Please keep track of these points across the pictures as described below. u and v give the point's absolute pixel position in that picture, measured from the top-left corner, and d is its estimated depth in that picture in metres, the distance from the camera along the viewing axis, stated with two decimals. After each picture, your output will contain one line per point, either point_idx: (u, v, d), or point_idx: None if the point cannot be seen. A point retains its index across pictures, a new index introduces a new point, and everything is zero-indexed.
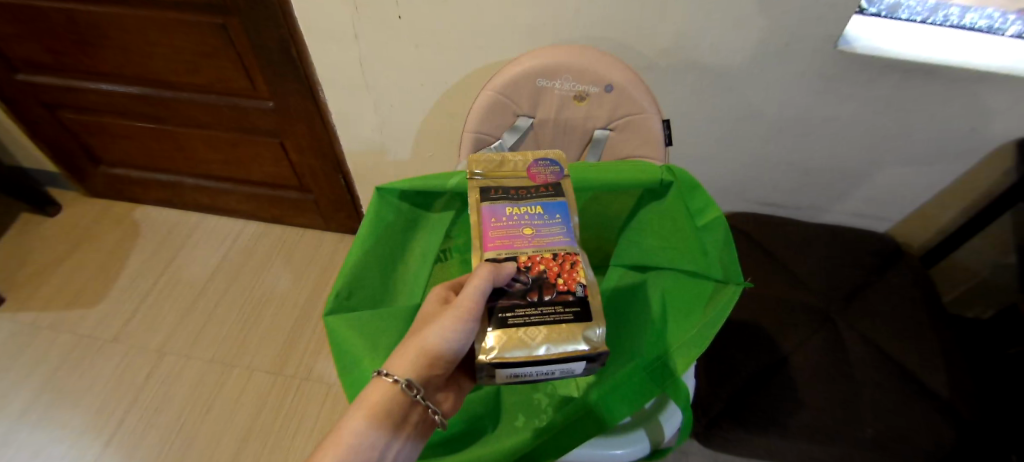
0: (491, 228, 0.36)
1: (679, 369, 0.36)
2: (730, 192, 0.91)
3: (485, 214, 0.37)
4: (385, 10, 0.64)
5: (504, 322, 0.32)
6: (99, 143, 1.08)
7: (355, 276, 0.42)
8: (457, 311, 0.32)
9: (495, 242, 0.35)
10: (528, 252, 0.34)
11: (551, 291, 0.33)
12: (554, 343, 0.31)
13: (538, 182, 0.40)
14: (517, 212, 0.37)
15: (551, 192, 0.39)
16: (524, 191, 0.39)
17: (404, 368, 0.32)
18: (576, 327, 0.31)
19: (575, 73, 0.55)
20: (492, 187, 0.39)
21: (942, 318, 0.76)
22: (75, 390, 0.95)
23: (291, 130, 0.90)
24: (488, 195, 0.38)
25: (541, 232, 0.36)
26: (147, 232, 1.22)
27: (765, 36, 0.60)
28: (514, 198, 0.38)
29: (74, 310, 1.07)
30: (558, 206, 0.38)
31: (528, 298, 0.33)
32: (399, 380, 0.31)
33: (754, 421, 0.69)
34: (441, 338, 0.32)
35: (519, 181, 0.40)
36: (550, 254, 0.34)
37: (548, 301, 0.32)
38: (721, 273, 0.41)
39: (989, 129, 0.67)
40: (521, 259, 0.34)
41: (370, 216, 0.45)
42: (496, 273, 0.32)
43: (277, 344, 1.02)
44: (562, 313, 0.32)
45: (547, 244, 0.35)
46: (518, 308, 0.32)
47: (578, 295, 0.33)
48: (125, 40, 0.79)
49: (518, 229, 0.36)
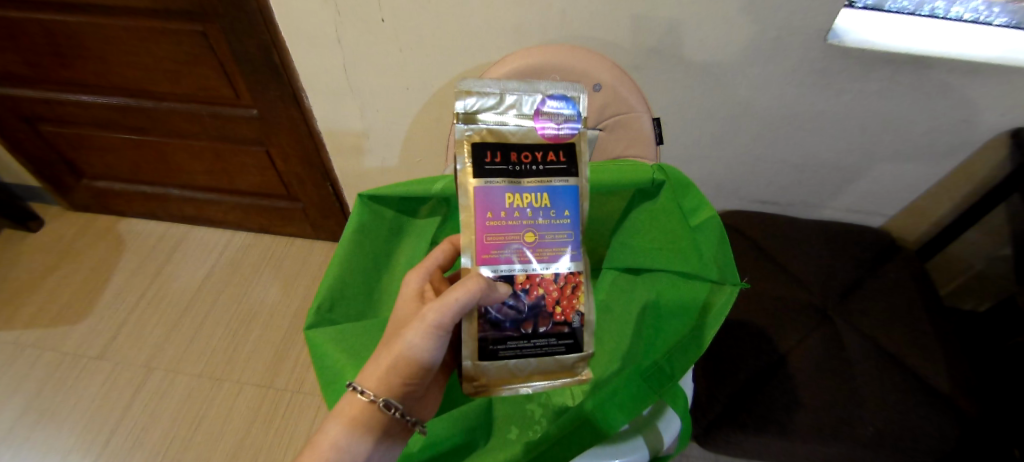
0: (488, 227, 0.33)
1: (676, 375, 0.37)
2: (723, 190, 0.90)
3: (482, 205, 0.33)
4: (368, 13, 0.62)
5: (496, 352, 0.35)
6: (80, 156, 1.06)
7: (336, 287, 0.41)
8: (433, 320, 0.32)
9: (490, 249, 0.33)
10: (529, 270, 0.34)
11: (546, 323, 0.35)
12: (540, 372, 0.37)
13: (545, 136, 0.34)
14: (520, 204, 0.33)
15: (560, 169, 0.33)
16: (530, 165, 0.33)
17: (380, 385, 0.32)
18: (564, 356, 0.36)
19: (563, 72, 0.54)
20: (491, 156, 0.33)
21: (939, 312, 0.75)
22: (60, 410, 0.92)
23: (277, 138, 0.88)
24: (485, 171, 0.32)
25: (544, 235, 0.34)
26: (132, 245, 1.20)
27: (753, 31, 0.59)
28: (517, 177, 0.33)
29: (59, 328, 1.05)
30: (566, 195, 0.34)
31: (523, 330, 0.35)
32: (378, 399, 0.32)
33: (754, 424, 0.68)
34: (416, 345, 0.32)
35: (521, 131, 0.34)
36: (550, 275, 0.34)
37: (542, 332, 0.35)
38: (716, 273, 0.40)
39: (981, 122, 0.66)
40: (518, 279, 0.33)
41: (352, 223, 0.43)
42: (486, 291, 0.31)
43: (268, 356, 1.00)
44: (553, 345, 0.36)
45: (547, 258, 0.34)
46: (512, 339, 0.35)
47: (573, 325, 0.36)
48: (104, 50, 0.77)
49: (518, 230, 0.33)
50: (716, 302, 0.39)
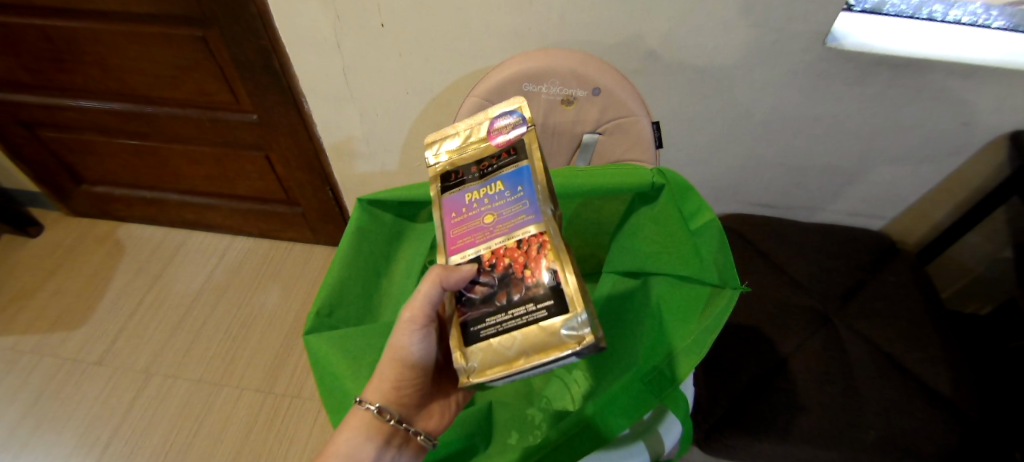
0: (452, 225, 0.33)
1: (678, 379, 0.36)
2: (722, 193, 0.90)
3: (445, 209, 0.34)
4: (368, 19, 0.63)
5: (476, 335, 0.28)
6: (80, 161, 1.06)
7: (335, 292, 0.41)
8: (411, 325, 0.33)
9: (456, 241, 0.32)
10: (492, 246, 0.30)
11: (519, 287, 0.28)
12: (534, 349, 0.25)
13: (498, 145, 0.35)
14: (478, 197, 0.33)
15: (511, 158, 0.34)
16: (485, 166, 0.35)
17: (377, 393, 0.34)
18: (552, 322, 0.26)
19: (561, 77, 0.54)
20: (450, 170, 0.36)
21: (940, 314, 0.74)
22: (59, 416, 0.92)
23: (276, 143, 0.88)
24: (447, 182, 0.35)
25: (503, 214, 0.31)
26: (131, 251, 1.20)
27: (751, 35, 0.59)
28: (474, 178, 0.35)
29: (57, 334, 1.04)
30: (520, 175, 0.33)
31: (496, 303, 0.28)
32: (369, 405, 0.34)
33: (755, 428, 0.67)
34: (402, 350, 0.34)
35: (479, 151, 0.36)
36: (513, 242, 0.29)
37: (518, 301, 0.28)
38: (717, 277, 0.40)
39: (980, 124, 0.66)
40: (484, 258, 0.31)
41: (351, 229, 0.44)
42: (445, 275, 0.30)
43: (268, 361, 1.00)
44: (535, 311, 0.27)
45: (508, 229, 0.30)
46: (489, 317, 0.28)
47: (551, 284, 0.27)
48: (104, 56, 0.78)
49: (479, 219, 0.32)
50: (718, 305, 0.39)
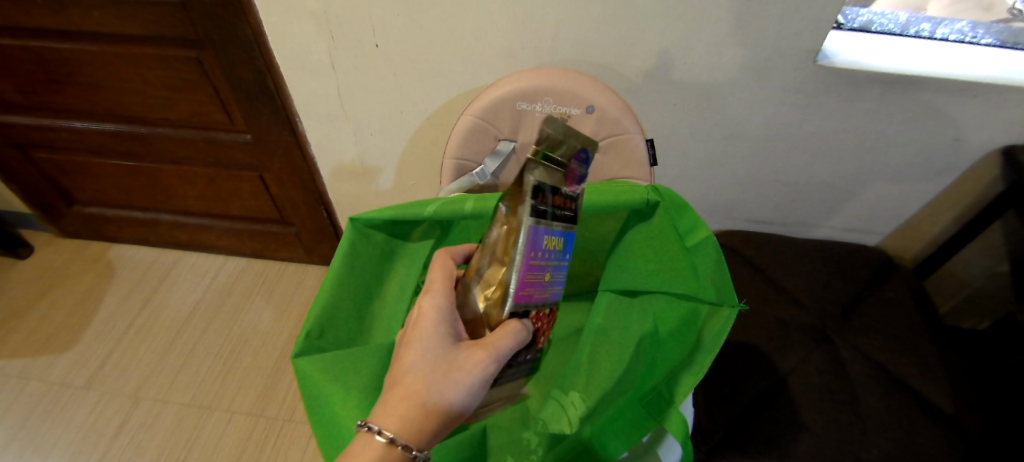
0: (528, 268, 0.31)
1: (676, 400, 0.38)
2: (717, 210, 0.90)
3: (529, 243, 0.30)
4: (362, 39, 0.63)
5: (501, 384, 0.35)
6: (73, 182, 1.05)
7: (326, 312, 0.39)
8: (483, 368, 0.31)
9: (525, 289, 0.31)
10: (539, 307, 0.34)
11: (535, 349, 0.37)
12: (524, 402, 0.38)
13: (569, 188, 0.34)
14: (551, 246, 0.32)
15: (573, 216, 0.35)
16: (560, 209, 0.33)
17: (420, 437, 0.31)
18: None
19: (554, 96, 0.54)
20: (541, 195, 0.31)
21: (939, 330, 0.74)
22: (43, 442, 0.89)
23: (270, 163, 0.88)
24: (536, 209, 0.30)
25: (553, 277, 0.34)
26: (122, 272, 1.18)
27: (742, 53, 0.59)
28: (553, 219, 0.32)
29: (46, 357, 1.02)
30: (570, 241, 0.36)
31: (521, 359, 0.35)
32: (420, 453, 0.31)
33: (757, 449, 0.64)
34: (459, 390, 0.31)
35: (557, 181, 0.33)
36: (547, 311, 0.36)
37: (531, 359, 0.37)
38: (715, 295, 0.42)
39: (972, 140, 0.67)
40: (534, 315, 0.34)
41: (342, 248, 0.42)
42: (523, 335, 0.32)
43: (258, 383, 0.98)
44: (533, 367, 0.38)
45: (552, 297, 0.35)
46: (512, 369, 0.35)
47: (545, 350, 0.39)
48: (99, 77, 0.78)
49: (544, 273, 0.33)
50: (715, 324, 0.41)
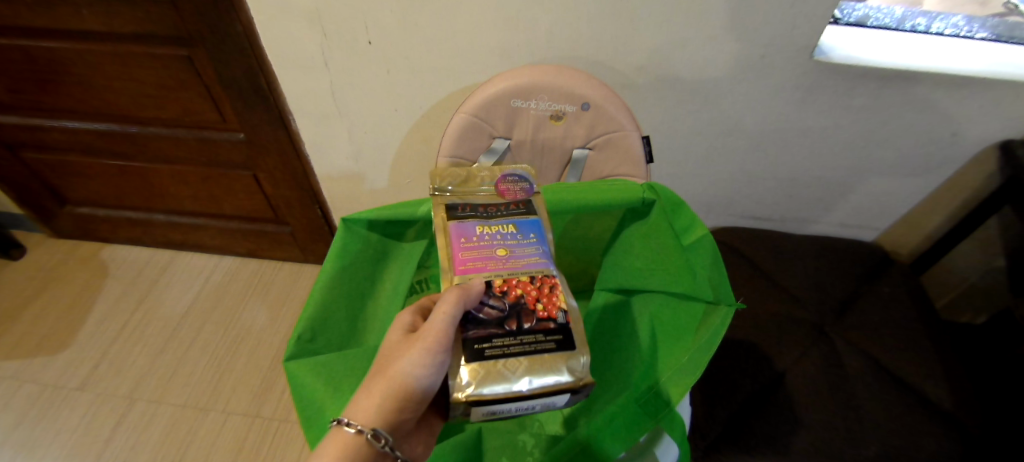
0: (462, 250, 0.33)
1: (675, 398, 0.35)
2: (714, 207, 0.90)
3: (454, 233, 0.34)
4: (355, 36, 0.62)
5: (480, 354, 0.28)
6: (65, 183, 1.04)
7: (318, 315, 0.39)
8: (428, 341, 0.29)
9: (466, 265, 0.32)
10: (503, 275, 0.31)
11: (531, 319, 0.29)
12: (537, 376, 0.27)
13: (508, 197, 0.38)
14: (489, 231, 0.35)
15: (524, 209, 0.37)
16: (495, 209, 0.37)
17: (370, 417, 0.30)
18: (559, 358, 0.28)
19: (550, 92, 0.54)
20: (460, 205, 0.37)
21: (936, 324, 0.74)
22: (36, 445, 0.88)
23: (263, 161, 0.87)
24: (455, 212, 0.36)
25: (516, 252, 0.33)
26: (115, 273, 1.17)
27: (738, 49, 0.59)
28: (484, 216, 0.36)
29: (38, 359, 1.01)
30: (532, 224, 0.36)
31: (505, 327, 0.29)
32: (365, 431, 0.29)
33: (753, 446, 0.65)
34: (417, 370, 0.30)
35: (489, 198, 0.39)
36: (526, 277, 0.31)
37: (528, 329, 0.29)
38: (710, 293, 0.40)
39: (968, 135, 0.66)
40: (495, 283, 0.31)
41: (335, 250, 0.41)
42: (464, 296, 0.29)
43: (255, 385, 0.97)
44: (543, 342, 0.28)
45: (522, 266, 0.32)
46: (495, 338, 0.29)
47: (561, 321, 0.30)
48: (88, 76, 0.77)
49: (492, 251, 0.33)
50: (713, 322, 0.38)
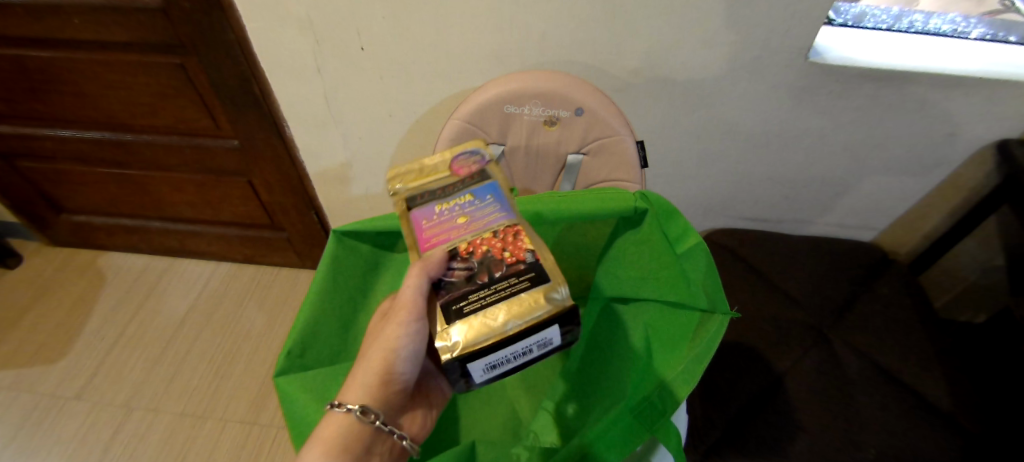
0: (424, 231, 0.33)
1: (669, 410, 0.34)
2: (711, 209, 0.89)
3: (415, 218, 0.34)
4: (348, 43, 0.62)
5: (460, 312, 0.28)
6: (60, 191, 1.04)
7: (308, 329, 0.38)
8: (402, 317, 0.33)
9: (433, 242, 0.32)
10: (467, 239, 0.31)
11: (500, 267, 0.29)
12: (517, 316, 0.26)
13: (463, 173, 0.37)
14: (447, 206, 0.35)
15: (479, 178, 0.37)
16: (451, 186, 0.37)
17: (359, 393, 0.32)
18: (536, 294, 0.27)
19: (543, 98, 0.54)
20: (418, 194, 0.36)
21: (936, 324, 0.73)
22: (33, 456, 0.88)
23: (258, 168, 0.87)
24: (415, 201, 0.36)
25: (477, 217, 0.33)
26: (112, 280, 1.17)
27: (732, 50, 0.58)
28: (441, 194, 0.36)
29: (34, 369, 1.01)
30: (489, 188, 0.36)
31: (478, 281, 0.29)
32: (354, 408, 0.31)
33: (752, 450, 0.64)
34: (396, 344, 0.33)
35: (446, 178, 0.38)
36: (489, 234, 0.31)
37: (498, 277, 0.29)
38: (706, 301, 0.38)
39: (965, 134, 0.66)
40: (460, 247, 0.31)
41: (324, 263, 0.41)
42: (427, 266, 0.31)
43: (253, 392, 0.97)
44: (517, 284, 0.28)
45: (485, 226, 0.32)
46: (470, 294, 0.29)
47: (530, 261, 0.29)
48: (80, 85, 0.77)
49: (453, 221, 0.33)
50: (706, 332, 0.37)
